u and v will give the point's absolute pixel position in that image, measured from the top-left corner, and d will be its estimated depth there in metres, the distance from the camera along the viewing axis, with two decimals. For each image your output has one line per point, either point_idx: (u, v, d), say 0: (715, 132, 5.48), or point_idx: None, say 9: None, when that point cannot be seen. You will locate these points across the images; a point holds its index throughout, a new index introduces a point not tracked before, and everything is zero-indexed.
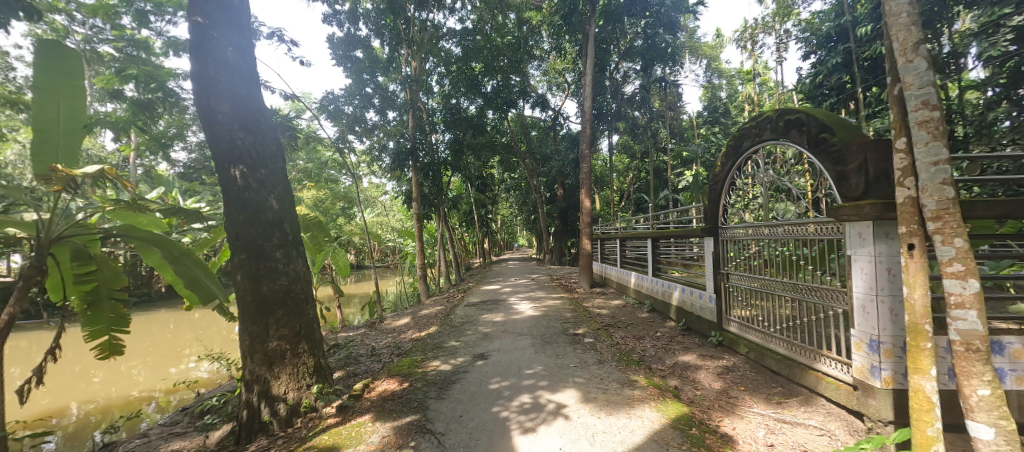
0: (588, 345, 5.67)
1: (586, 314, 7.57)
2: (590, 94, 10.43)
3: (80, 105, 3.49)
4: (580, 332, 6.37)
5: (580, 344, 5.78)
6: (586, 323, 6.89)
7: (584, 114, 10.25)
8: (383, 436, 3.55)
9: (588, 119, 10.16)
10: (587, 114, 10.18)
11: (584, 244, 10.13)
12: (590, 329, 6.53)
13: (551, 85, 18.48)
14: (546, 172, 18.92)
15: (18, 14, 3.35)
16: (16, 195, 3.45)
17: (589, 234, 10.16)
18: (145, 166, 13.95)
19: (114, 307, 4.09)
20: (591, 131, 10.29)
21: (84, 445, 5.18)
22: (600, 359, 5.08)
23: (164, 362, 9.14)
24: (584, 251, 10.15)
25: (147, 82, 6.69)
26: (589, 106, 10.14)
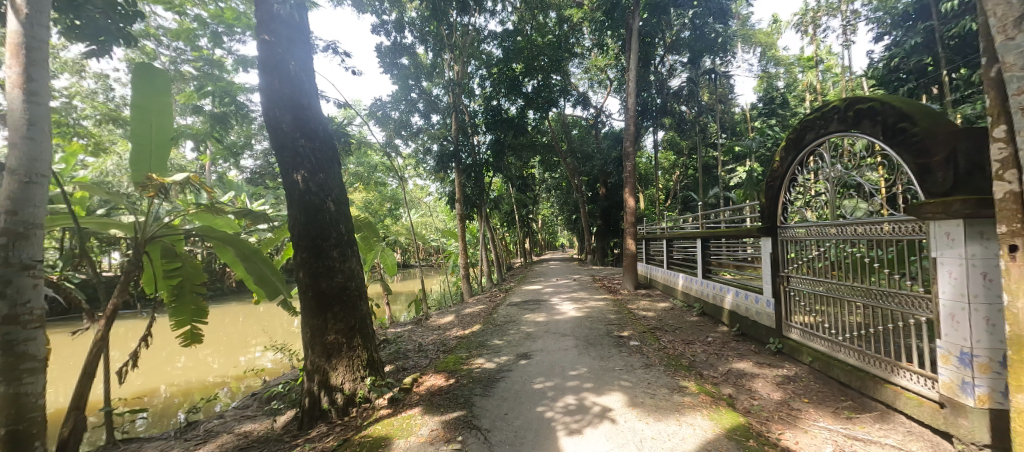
0: (634, 348, 5.53)
1: (631, 316, 7.38)
2: (634, 90, 10.10)
3: (167, 120, 3.89)
4: (625, 334, 6.22)
5: (625, 347, 5.64)
6: (632, 325, 6.72)
7: (627, 112, 10.02)
8: (432, 430, 3.65)
9: (632, 116, 9.92)
10: (630, 112, 9.94)
11: (628, 244, 9.90)
12: (635, 331, 6.36)
13: (593, 82, 18.22)
14: (588, 170, 18.68)
15: (119, 41, 4.14)
16: (118, 200, 3.91)
17: (634, 234, 9.89)
18: (218, 172, 15.30)
19: (195, 300, 4.50)
20: (635, 128, 10.04)
21: (169, 423, 5.76)
22: (647, 363, 4.93)
23: (234, 351, 9.96)
24: (628, 251, 9.89)
25: (222, 96, 7.34)
26: (633, 103, 9.89)
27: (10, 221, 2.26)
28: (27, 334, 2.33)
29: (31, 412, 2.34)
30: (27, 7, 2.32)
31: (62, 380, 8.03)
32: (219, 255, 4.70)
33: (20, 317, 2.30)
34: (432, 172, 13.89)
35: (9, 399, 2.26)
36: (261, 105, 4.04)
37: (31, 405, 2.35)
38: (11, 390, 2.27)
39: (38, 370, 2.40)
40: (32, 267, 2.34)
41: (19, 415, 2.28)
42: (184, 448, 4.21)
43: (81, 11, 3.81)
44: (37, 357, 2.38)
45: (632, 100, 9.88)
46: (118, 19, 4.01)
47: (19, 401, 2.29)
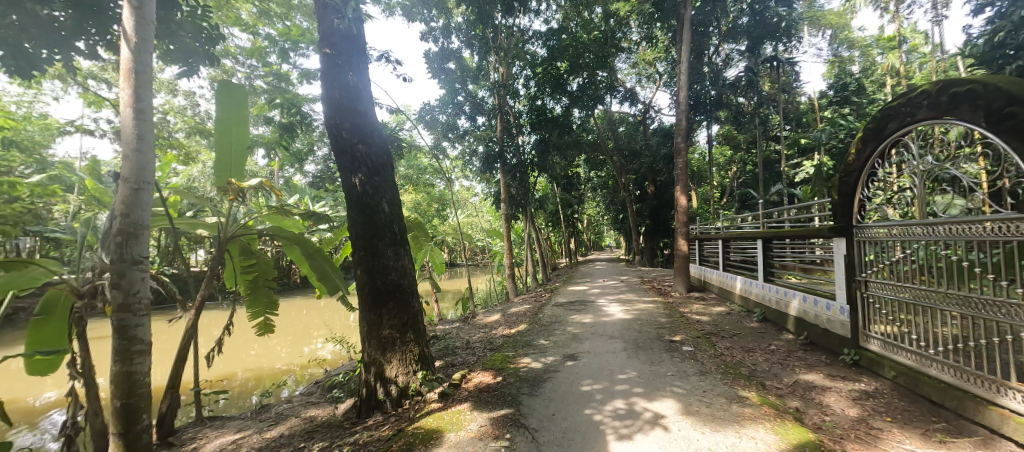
0: (687, 354, 5.30)
1: (683, 320, 7.07)
2: (686, 83, 9.66)
3: (244, 130, 4.26)
4: (678, 339, 5.97)
5: (678, 352, 5.42)
6: (685, 329, 6.44)
7: (678, 106, 9.60)
8: (481, 425, 3.71)
9: (684, 110, 9.49)
10: (682, 106, 9.51)
11: (680, 245, 9.49)
12: (689, 336, 6.08)
13: (641, 77, 17.67)
14: (636, 168, 18.17)
15: (205, 61, 4.79)
16: (204, 203, 4.35)
17: (686, 234, 9.48)
18: (285, 176, 16.54)
19: (268, 293, 4.93)
20: (687, 124, 9.60)
21: (244, 404, 6.33)
22: (702, 370, 4.70)
23: (299, 341, 10.72)
24: (680, 253, 9.49)
25: (289, 107, 8.13)
26: (685, 97, 9.45)
27: (124, 224, 2.58)
28: (137, 320, 2.66)
29: (140, 388, 2.70)
30: (136, 37, 2.62)
31: (159, 361, 9.09)
32: (287, 254, 5.04)
33: (131, 305, 2.62)
34: (478, 173, 14.12)
35: (124, 375, 2.63)
36: (324, 114, 4.31)
37: (140, 382, 2.70)
38: (124, 368, 2.62)
39: (146, 351, 2.73)
40: (141, 263, 2.66)
41: (130, 390, 2.65)
42: (259, 428, 4.59)
43: (176, 39, 4.47)
44: (145, 341, 2.70)
45: (684, 94, 9.44)
46: (204, 43, 4.64)
47: (130, 378, 2.65)
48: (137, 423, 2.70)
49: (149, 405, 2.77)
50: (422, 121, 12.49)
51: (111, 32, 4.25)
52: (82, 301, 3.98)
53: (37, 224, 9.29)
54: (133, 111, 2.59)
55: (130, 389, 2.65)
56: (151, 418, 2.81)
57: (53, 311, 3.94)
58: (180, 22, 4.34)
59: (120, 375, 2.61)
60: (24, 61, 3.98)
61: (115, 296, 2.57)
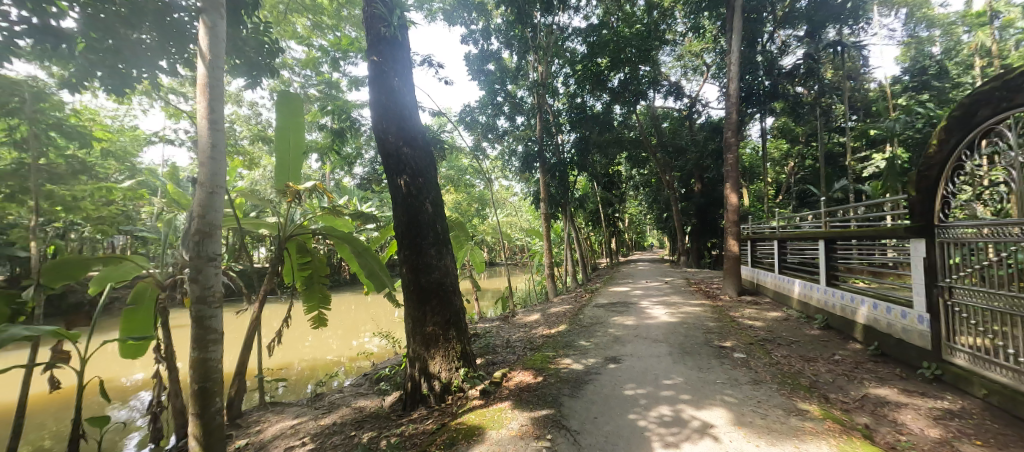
0: (738, 361, 5.02)
1: (734, 325, 6.71)
2: (737, 73, 9.13)
3: (300, 136, 4.53)
4: (728, 345, 5.67)
5: (729, 359, 5.14)
6: (735, 335, 6.11)
7: (728, 99, 9.11)
8: (522, 425, 3.71)
9: (734, 103, 9.00)
10: (732, 99, 9.02)
11: (730, 246, 9.02)
12: (740, 343, 5.76)
13: (687, 69, 16.99)
14: (681, 165, 17.51)
15: (267, 73, 5.16)
16: (266, 205, 4.65)
17: (736, 234, 8.99)
18: (335, 179, 17.38)
19: (321, 289, 5.21)
20: (738, 118, 9.10)
21: (301, 393, 6.73)
22: (756, 379, 4.43)
23: (348, 335, 11.26)
24: (730, 254, 9.02)
25: (339, 114, 8.62)
26: (736, 89, 8.95)
27: (200, 224, 2.80)
28: (211, 312, 2.87)
29: (214, 374, 2.89)
30: (210, 53, 2.86)
31: (227, 350, 9.89)
32: (338, 252, 5.28)
33: (206, 297, 2.83)
34: (517, 173, 14.16)
35: (200, 362, 2.82)
36: (372, 119, 4.48)
37: (214, 368, 2.88)
38: (201, 355, 2.81)
39: (220, 340, 2.93)
40: (215, 259, 2.88)
41: (206, 375, 2.84)
42: (314, 415, 4.86)
43: (242, 54, 4.88)
44: (218, 331, 2.90)
45: (735, 86, 8.96)
46: (266, 56, 5.05)
47: (206, 364, 2.83)
48: (212, 406, 2.90)
49: (220, 389, 2.96)
50: (463, 122, 12.71)
51: (188, 50, 4.68)
52: (165, 293, 4.39)
53: (126, 225, 10.39)
54: (208, 121, 2.82)
55: (206, 374, 2.84)
56: (224, 402, 3.02)
57: (141, 301, 4.37)
58: (245, 38, 4.75)
59: (198, 361, 2.81)
60: (117, 80, 4.45)
61: (194, 288, 2.80)
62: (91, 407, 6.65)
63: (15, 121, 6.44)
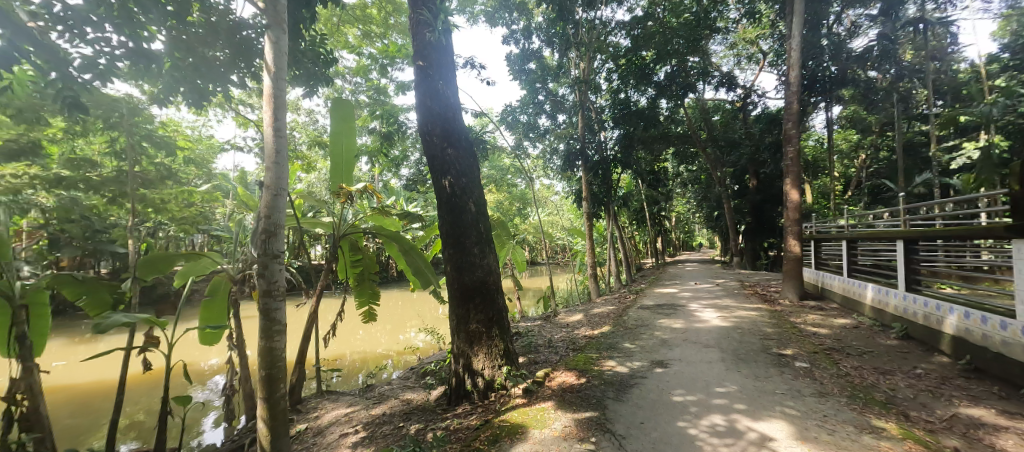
0: (801, 371, 4.65)
1: (795, 332, 6.23)
2: (799, 59, 8.45)
3: (352, 141, 4.72)
4: (789, 353, 5.26)
5: (790, 368, 4.77)
6: (797, 343, 5.67)
7: (788, 88, 8.50)
8: (565, 425, 3.64)
9: (795, 92, 8.36)
10: (793, 87, 8.39)
11: (791, 245, 8.40)
12: (802, 351, 5.33)
13: (741, 58, 16.07)
14: (734, 160, 16.55)
15: (322, 83, 5.49)
16: (321, 206, 4.88)
17: (798, 233, 8.34)
18: (383, 180, 18.09)
19: (371, 286, 5.41)
20: (800, 107, 8.45)
21: (352, 383, 7.07)
22: (821, 391, 4.07)
23: (395, 329, 11.67)
24: (791, 254, 8.39)
25: (388, 118, 9.00)
26: (797, 76, 8.33)
27: (267, 224, 2.96)
28: (275, 305, 3.01)
29: (279, 362, 3.02)
30: (274, 67, 3.02)
31: (289, 341, 10.59)
32: (387, 250, 5.43)
33: (272, 291, 2.99)
34: (559, 171, 14.04)
35: (267, 350, 2.98)
36: (418, 122, 4.58)
37: (280, 356, 3.02)
38: (267, 344, 2.97)
39: (284, 331, 3.08)
40: (279, 256, 3.03)
41: (272, 362, 2.98)
42: (366, 405, 5.06)
43: (301, 65, 5.22)
44: (283, 322, 3.05)
45: (796, 73, 8.33)
46: (321, 66, 5.38)
47: (272, 353, 2.99)
48: (277, 391, 3.02)
49: (285, 377, 3.10)
50: (505, 122, 12.76)
51: (254, 65, 5.06)
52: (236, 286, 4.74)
53: (203, 224, 11.42)
54: (273, 130, 2.99)
55: (272, 361, 2.98)
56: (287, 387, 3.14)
57: (217, 293, 4.75)
58: (303, 51, 5.09)
59: (264, 349, 2.97)
60: (197, 94, 4.85)
61: (261, 283, 2.97)
62: (176, 387, 7.35)
63: (115, 132, 7.28)
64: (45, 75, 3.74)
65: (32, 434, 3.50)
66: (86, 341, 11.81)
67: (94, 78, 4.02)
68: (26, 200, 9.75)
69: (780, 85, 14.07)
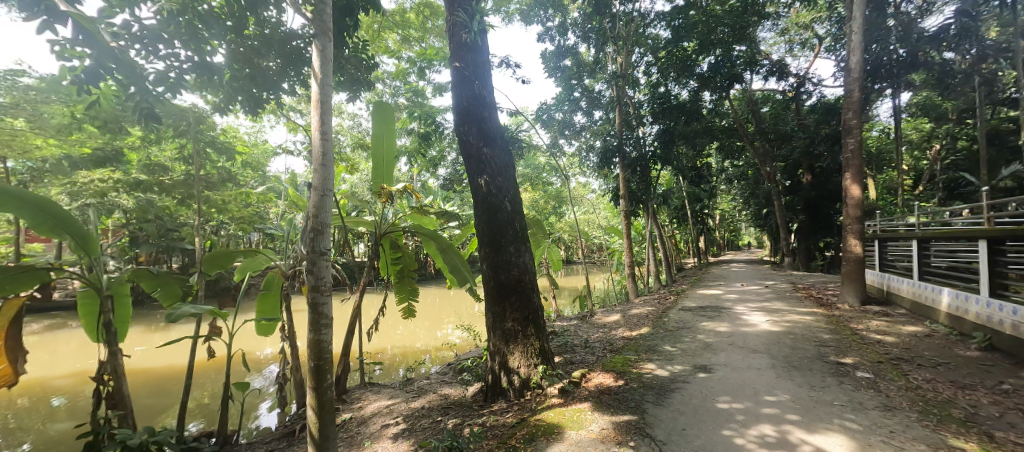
0: (863, 382, 4.32)
1: (856, 339, 5.79)
2: (861, 42, 7.83)
3: (392, 143, 4.88)
4: (849, 362, 4.90)
5: (849, 378, 4.45)
6: (858, 351, 5.28)
7: (848, 75, 7.91)
8: (603, 428, 3.58)
9: (856, 79, 7.77)
10: (853, 74, 7.80)
11: (851, 245, 7.83)
12: (864, 360, 4.95)
13: (793, 45, 15.10)
14: (785, 154, 15.60)
15: (364, 87, 5.70)
16: (364, 205, 5.07)
17: (859, 232, 7.76)
18: (421, 179, 18.52)
19: (410, 283, 5.58)
20: (861, 95, 7.85)
21: (392, 376, 7.30)
22: (887, 405, 3.77)
23: (433, 326, 11.92)
24: (851, 255, 7.83)
25: (425, 119, 9.23)
26: (858, 62, 7.73)
27: (314, 223, 3.09)
28: (323, 298, 3.15)
29: (326, 354, 3.15)
30: (320, 73, 3.17)
31: (335, 335, 11.10)
32: (425, 248, 5.55)
33: (319, 286, 3.13)
34: (595, 169, 13.81)
35: (315, 342, 3.12)
36: (455, 122, 4.65)
37: (327, 349, 3.16)
38: (315, 336, 3.11)
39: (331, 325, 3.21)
40: (325, 254, 3.16)
41: (319, 354, 3.12)
42: (406, 398, 5.21)
43: (345, 71, 5.45)
44: (330, 317, 3.18)
45: (857, 59, 7.74)
46: (364, 71, 5.58)
47: (320, 345, 3.12)
48: (324, 382, 3.16)
49: (331, 368, 3.23)
50: (540, 120, 12.68)
51: (303, 72, 5.34)
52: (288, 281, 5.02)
53: (258, 223, 12.19)
54: (320, 134, 3.12)
55: (319, 353, 3.11)
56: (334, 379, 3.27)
57: (272, 287, 5.06)
58: (347, 57, 5.32)
59: (313, 341, 3.11)
60: (252, 102, 5.16)
61: (310, 279, 3.11)
62: (235, 374, 7.89)
63: (183, 139, 7.90)
64: (125, 89, 4.11)
65: (116, 411, 3.88)
66: (159, 329, 12.95)
67: (165, 90, 4.38)
68: (110, 201, 10.82)
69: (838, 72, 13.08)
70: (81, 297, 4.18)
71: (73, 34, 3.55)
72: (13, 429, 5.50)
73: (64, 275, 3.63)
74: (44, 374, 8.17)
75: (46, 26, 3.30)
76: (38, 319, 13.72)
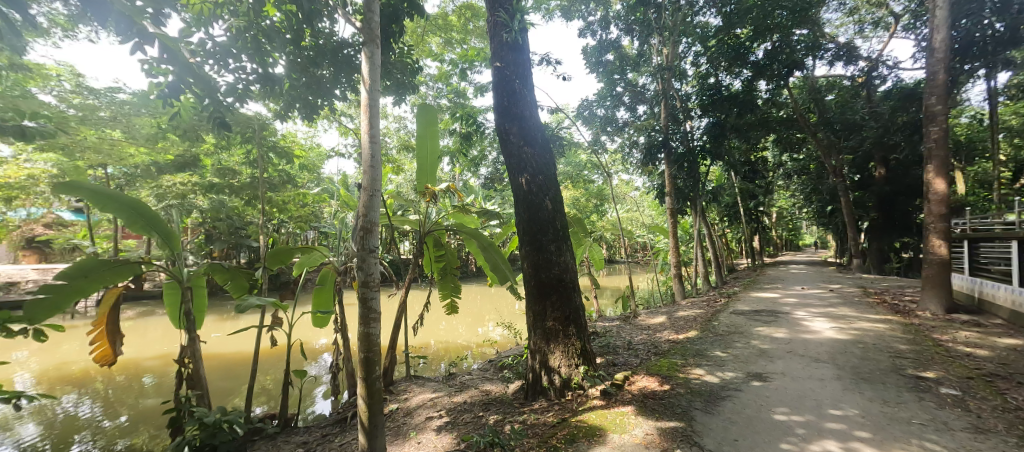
0: (948, 400, 3.96)
1: (938, 351, 5.30)
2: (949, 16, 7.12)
3: (435, 144, 5.06)
4: (930, 377, 4.51)
5: (931, 394, 4.10)
6: (943, 365, 4.83)
7: (932, 54, 7.23)
8: (647, 433, 3.55)
9: (942, 59, 7.09)
10: (938, 54, 7.13)
11: (937, 247, 7.16)
12: (950, 375, 4.53)
13: (864, 25, 13.97)
14: (851, 146, 14.42)
15: (408, 91, 5.98)
16: (409, 204, 5.28)
17: (944, 232, 7.07)
18: (462, 179, 18.87)
19: (453, 280, 5.78)
20: (948, 77, 7.14)
21: (436, 370, 7.57)
22: (977, 426, 3.44)
23: (474, 323, 12.18)
24: (935, 258, 7.16)
25: (467, 120, 9.42)
26: (944, 39, 7.06)
27: (363, 221, 3.28)
28: (372, 293, 3.34)
29: (374, 347, 3.33)
30: (369, 79, 3.35)
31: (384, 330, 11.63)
32: (467, 246, 5.66)
33: (369, 282, 3.33)
34: (639, 166, 13.48)
35: (365, 334, 3.32)
36: (496, 122, 4.74)
37: (376, 342, 3.35)
38: (365, 329, 3.32)
39: (379, 319, 3.40)
40: (373, 251, 3.35)
41: (368, 346, 3.31)
42: (449, 392, 5.40)
43: (392, 76, 5.73)
44: (378, 311, 3.36)
45: (942, 37, 7.07)
46: (409, 76, 5.84)
47: (369, 337, 3.32)
48: (373, 373, 3.35)
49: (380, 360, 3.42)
50: (581, 117, 12.55)
51: (353, 79, 5.65)
52: (340, 277, 5.35)
53: (314, 222, 12.98)
54: (369, 137, 3.32)
55: (369, 345, 3.31)
56: (382, 370, 3.46)
57: (325, 282, 5.41)
58: (393, 63, 5.60)
59: (363, 334, 3.31)
60: (309, 108, 5.53)
61: (360, 274, 3.32)
62: (293, 363, 8.49)
63: (249, 144, 8.58)
64: (201, 101, 4.55)
65: (195, 392, 4.30)
66: (229, 318, 14.18)
67: (234, 100, 4.81)
68: (189, 201, 11.94)
69: (918, 53, 11.87)
70: (167, 286, 4.69)
71: (160, 54, 3.99)
72: (113, 403, 6.27)
73: (152, 267, 4.09)
74: (135, 356, 9.21)
75: (137, 47, 3.72)
76: (131, 306, 15.50)
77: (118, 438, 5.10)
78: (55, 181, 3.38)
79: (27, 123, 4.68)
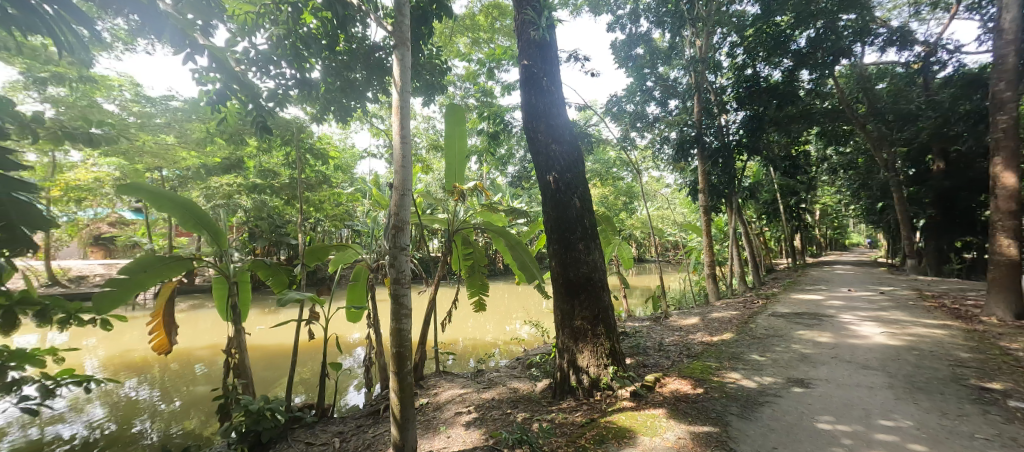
0: (1017, 414, 3.69)
1: (1006, 361, 4.93)
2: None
3: (464, 143, 5.14)
4: (998, 389, 4.20)
5: (998, 407, 3.82)
6: (1011, 376, 4.49)
7: (1000, 37, 6.69)
8: (680, 437, 3.50)
9: (1011, 40, 6.54)
10: (1007, 36, 6.59)
11: (1006, 247, 6.62)
12: (1019, 388, 4.21)
13: (920, 7, 13.04)
14: (903, 138, 13.54)
15: (437, 92, 6.10)
16: (439, 203, 5.40)
17: (1014, 231, 6.54)
18: (490, 178, 18.98)
19: (481, 277, 5.89)
20: (1018, 61, 6.59)
21: (464, 366, 7.70)
22: None
23: (502, 321, 12.28)
24: (1003, 259, 6.63)
25: (495, 119, 9.46)
26: (1014, 20, 6.52)
27: (395, 221, 3.39)
28: (402, 290, 3.45)
29: (406, 342, 3.45)
30: (400, 81, 3.45)
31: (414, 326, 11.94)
32: (495, 243, 5.74)
33: (400, 279, 3.44)
34: (670, 162, 13.15)
35: (397, 331, 3.44)
36: (524, 121, 4.77)
37: (407, 337, 3.46)
38: (397, 325, 3.42)
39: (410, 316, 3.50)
40: (404, 249, 3.45)
41: (400, 342, 3.43)
42: (478, 388, 5.49)
43: (421, 77, 5.87)
44: (409, 307, 3.46)
45: (1013, 17, 6.52)
46: (438, 76, 5.95)
47: (400, 333, 3.44)
48: (405, 367, 3.46)
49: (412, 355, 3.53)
50: (610, 113, 12.38)
51: (385, 81, 5.81)
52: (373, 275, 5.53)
53: (348, 220, 13.41)
54: (400, 137, 3.44)
55: (400, 341, 3.42)
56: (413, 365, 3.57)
57: (359, 279, 5.62)
58: (422, 64, 5.73)
59: (395, 329, 3.43)
60: (343, 111, 5.75)
61: (392, 271, 3.44)
62: (329, 356, 8.84)
63: (288, 147, 8.97)
64: (245, 106, 4.82)
65: (241, 380, 4.58)
66: (271, 312, 14.90)
67: (275, 105, 5.06)
68: (234, 201, 12.61)
69: (983, 35, 10.96)
70: (216, 282, 5.00)
71: (209, 63, 4.26)
72: (168, 388, 6.74)
73: (203, 264, 4.37)
74: (187, 345, 9.86)
75: (188, 57, 3.99)
76: (182, 300, 16.54)
77: (172, 422, 5.48)
78: (119, 184, 3.68)
79: (95, 131, 5.09)
